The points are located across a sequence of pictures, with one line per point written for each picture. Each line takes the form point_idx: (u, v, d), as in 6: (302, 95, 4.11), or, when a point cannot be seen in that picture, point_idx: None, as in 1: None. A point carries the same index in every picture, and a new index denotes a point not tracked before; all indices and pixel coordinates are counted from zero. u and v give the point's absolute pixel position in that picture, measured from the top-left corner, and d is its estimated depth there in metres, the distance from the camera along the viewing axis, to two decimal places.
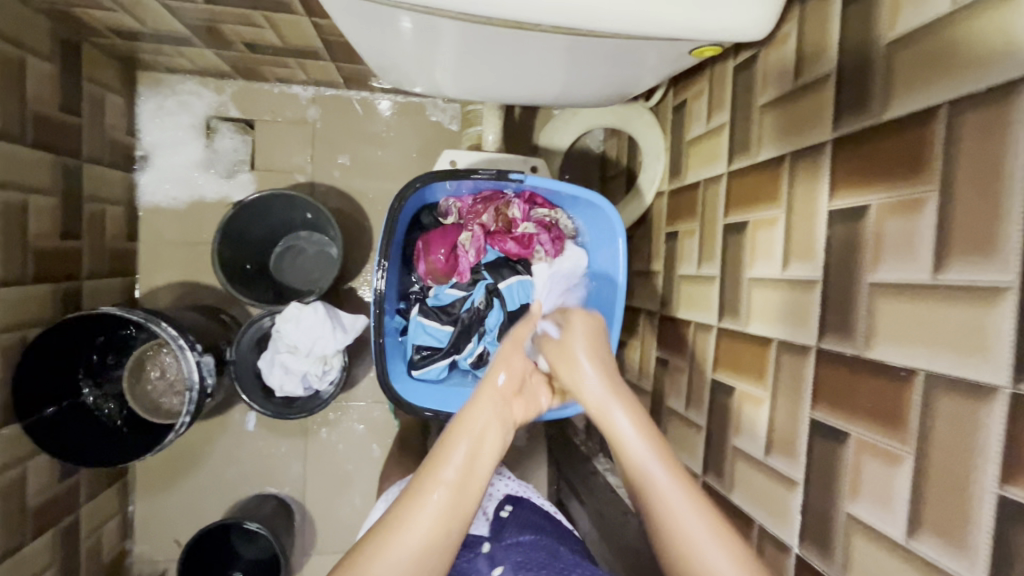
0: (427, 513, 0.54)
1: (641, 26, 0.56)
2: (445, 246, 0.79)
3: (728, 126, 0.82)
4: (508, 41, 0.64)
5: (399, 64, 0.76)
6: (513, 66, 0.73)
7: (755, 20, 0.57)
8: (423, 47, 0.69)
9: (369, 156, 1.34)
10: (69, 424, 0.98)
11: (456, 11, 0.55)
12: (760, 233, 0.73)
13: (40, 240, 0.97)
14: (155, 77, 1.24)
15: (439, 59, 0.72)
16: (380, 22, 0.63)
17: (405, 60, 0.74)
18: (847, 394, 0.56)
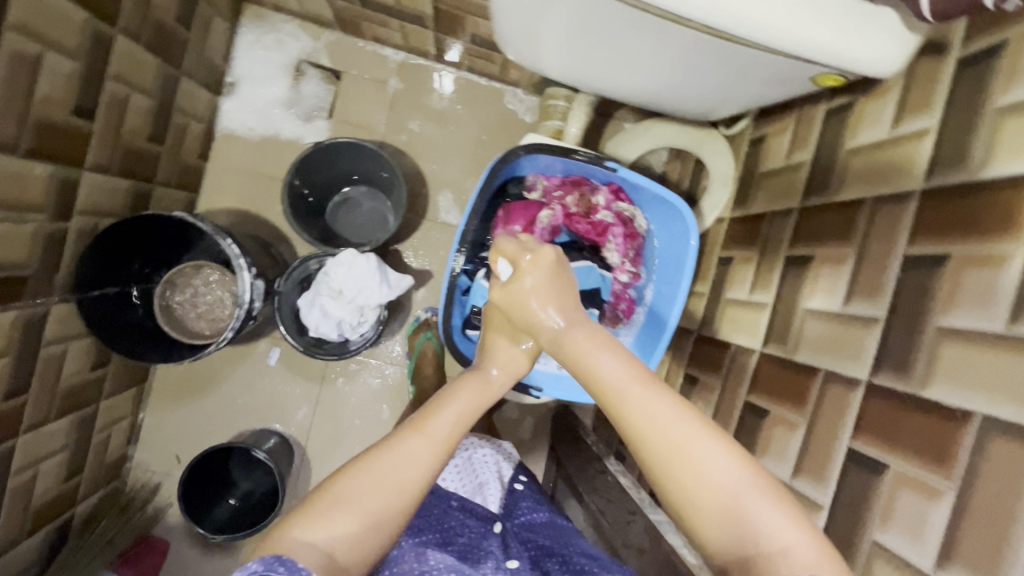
0: (397, 457, 0.62)
1: (779, 41, 0.58)
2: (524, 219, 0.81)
3: (809, 164, 0.85)
4: (640, 27, 0.66)
5: (519, 31, 0.78)
6: (639, 55, 0.74)
7: (887, 58, 0.59)
8: (551, 18, 0.71)
9: (441, 128, 1.38)
10: (100, 313, 0.98)
11: None
12: (824, 268, 0.76)
13: (132, 137, 1.00)
14: (259, 11, 1.29)
15: (561, 33, 0.74)
16: None
17: (529, 28, 0.76)
18: (893, 429, 0.58)
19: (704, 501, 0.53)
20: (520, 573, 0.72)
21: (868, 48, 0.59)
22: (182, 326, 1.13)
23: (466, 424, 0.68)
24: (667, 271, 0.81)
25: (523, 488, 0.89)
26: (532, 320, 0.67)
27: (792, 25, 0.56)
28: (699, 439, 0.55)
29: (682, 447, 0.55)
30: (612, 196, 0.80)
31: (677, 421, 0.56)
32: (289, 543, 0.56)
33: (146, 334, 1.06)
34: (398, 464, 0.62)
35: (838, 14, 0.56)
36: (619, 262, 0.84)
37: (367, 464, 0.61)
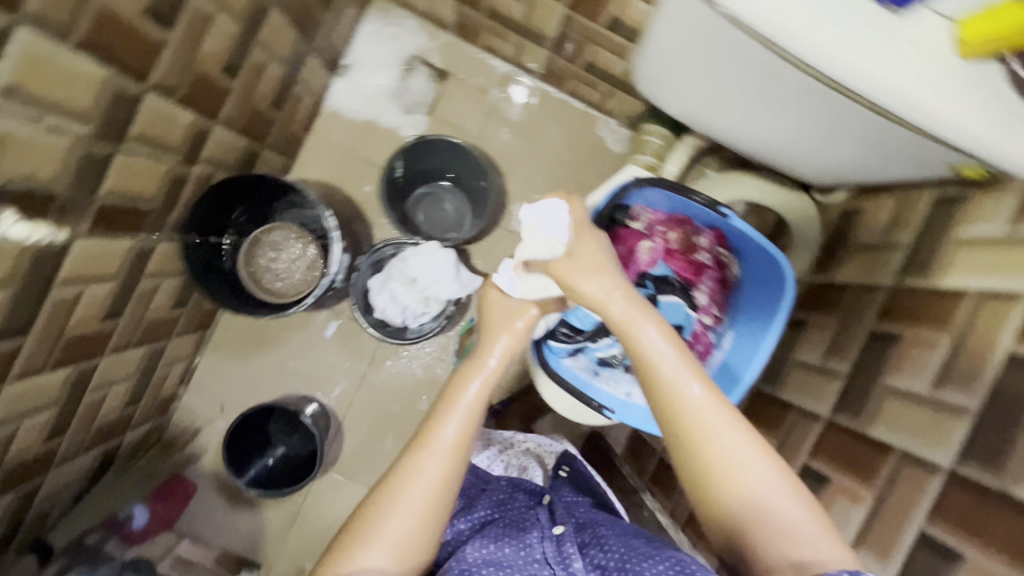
0: (422, 479, 0.70)
1: (942, 130, 0.58)
2: (624, 247, 0.83)
3: (909, 246, 0.86)
4: (792, 88, 0.66)
5: (656, 66, 0.78)
6: (768, 111, 0.75)
7: None
8: (698, 63, 0.71)
9: (531, 142, 1.42)
10: (197, 258, 1.04)
11: (793, 49, 0.56)
12: (913, 349, 0.76)
13: (259, 101, 1.06)
14: (385, 5, 1.36)
15: (701, 79, 0.74)
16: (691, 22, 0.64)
17: (669, 65, 0.75)
18: (978, 523, 0.60)
19: (726, 482, 0.64)
20: (564, 536, 0.75)
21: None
22: (261, 283, 1.17)
23: (469, 433, 0.73)
24: (750, 323, 0.83)
25: (566, 474, 0.96)
26: (578, 289, 0.71)
27: (960, 118, 0.57)
28: (733, 428, 0.64)
29: (714, 435, 0.64)
30: (714, 241, 0.83)
31: (717, 411, 0.64)
32: (349, 573, 0.68)
33: (230, 285, 1.11)
34: (421, 482, 0.70)
35: (998, 113, 0.58)
36: (705, 304, 0.85)
37: (390, 496, 0.70)
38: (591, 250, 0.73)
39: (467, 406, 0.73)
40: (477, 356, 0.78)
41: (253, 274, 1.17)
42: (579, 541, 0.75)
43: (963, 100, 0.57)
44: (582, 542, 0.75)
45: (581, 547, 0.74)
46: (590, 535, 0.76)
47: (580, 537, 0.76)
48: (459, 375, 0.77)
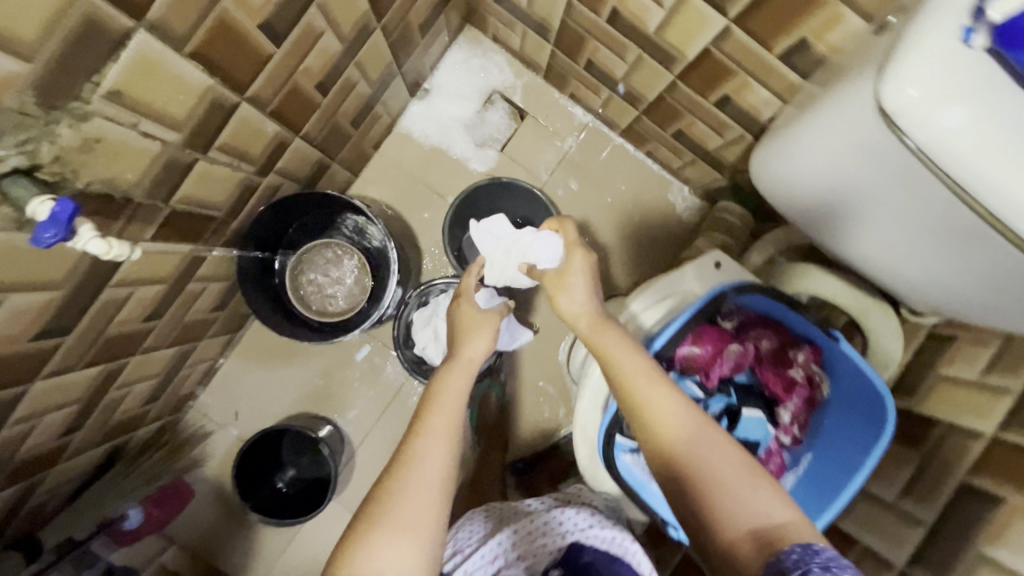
0: (427, 463, 0.71)
1: None
2: (715, 346, 0.79)
3: (1016, 396, 0.76)
4: (947, 233, 0.64)
5: (789, 174, 0.75)
6: (889, 235, 0.72)
7: None
8: (851, 182, 0.68)
9: (599, 197, 1.37)
10: (244, 271, 1.02)
11: (988, 202, 0.54)
12: (1020, 521, 0.68)
13: (341, 117, 1.02)
14: (477, 36, 1.34)
15: (841, 197, 0.71)
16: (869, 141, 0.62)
17: (808, 177, 0.72)
18: None
19: (695, 469, 0.66)
20: None
21: None
22: (308, 300, 1.13)
23: (456, 411, 0.78)
24: (835, 449, 0.78)
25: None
26: (568, 314, 0.80)
27: None
28: (698, 427, 0.67)
29: (675, 431, 0.68)
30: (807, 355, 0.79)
31: (679, 406, 0.69)
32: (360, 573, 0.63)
33: (273, 300, 1.09)
34: (423, 467, 0.71)
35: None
36: (790, 422, 0.81)
37: (396, 495, 0.68)
38: (581, 267, 0.81)
39: (452, 398, 0.79)
40: (457, 356, 0.87)
41: (301, 289, 1.12)
42: None
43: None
44: None
45: None
46: None
47: None
48: (441, 372, 0.84)
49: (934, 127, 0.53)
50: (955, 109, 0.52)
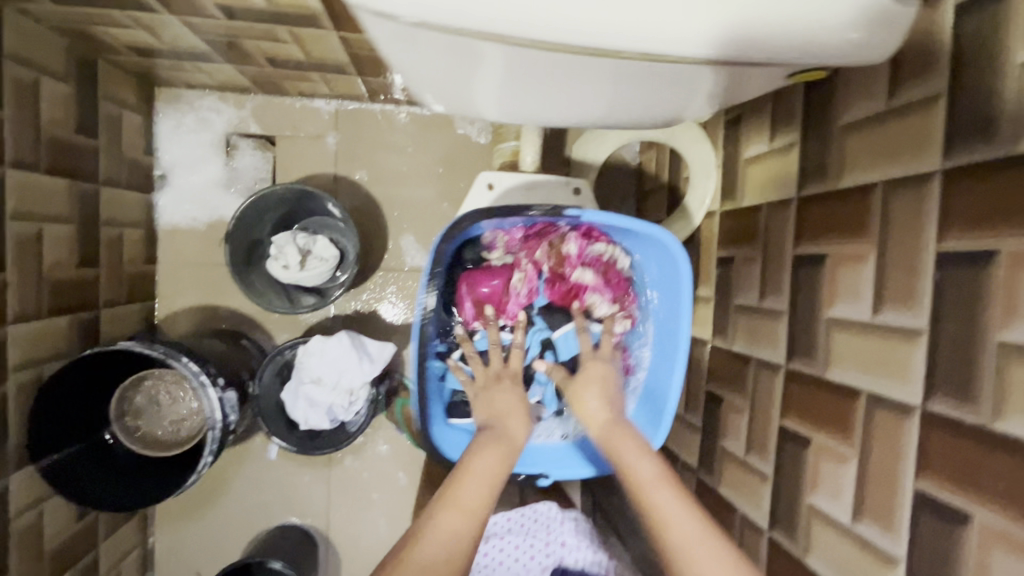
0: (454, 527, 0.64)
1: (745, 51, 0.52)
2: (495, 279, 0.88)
3: (798, 146, 0.74)
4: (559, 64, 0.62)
5: (438, 81, 0.71)
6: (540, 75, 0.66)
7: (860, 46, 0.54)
8: (470, 65, 0.65)
9: (393, 172, 1.27)
10: (68, 477, 0.86)
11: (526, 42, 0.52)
12: (841, 271, 0.64)
13: (56, 271, 0.91)
14: (172, 92, 1.19)
15: (475, 78, 0.68)
16: (423, 42, 0.58)
17: (448, 77, 0.68)
18: (971, 469, 0.48)
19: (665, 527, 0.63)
20: None
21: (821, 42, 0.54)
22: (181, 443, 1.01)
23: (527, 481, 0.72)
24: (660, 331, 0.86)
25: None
26: (586, 410, 0.79)
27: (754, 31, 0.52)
28: (693, 522, 0.63)
29: (649, 494, 0.66)
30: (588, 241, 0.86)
31: (693, 521, 0.63)
32: None
33: (128, 478, 0.94)
34: (450, 529, 0.63)
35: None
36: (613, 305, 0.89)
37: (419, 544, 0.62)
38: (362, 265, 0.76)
39: (641, 470, 0.68)
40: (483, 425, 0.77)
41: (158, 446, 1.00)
42: None
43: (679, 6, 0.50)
44: None
45: None
46: None
47: None
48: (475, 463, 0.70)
49: None
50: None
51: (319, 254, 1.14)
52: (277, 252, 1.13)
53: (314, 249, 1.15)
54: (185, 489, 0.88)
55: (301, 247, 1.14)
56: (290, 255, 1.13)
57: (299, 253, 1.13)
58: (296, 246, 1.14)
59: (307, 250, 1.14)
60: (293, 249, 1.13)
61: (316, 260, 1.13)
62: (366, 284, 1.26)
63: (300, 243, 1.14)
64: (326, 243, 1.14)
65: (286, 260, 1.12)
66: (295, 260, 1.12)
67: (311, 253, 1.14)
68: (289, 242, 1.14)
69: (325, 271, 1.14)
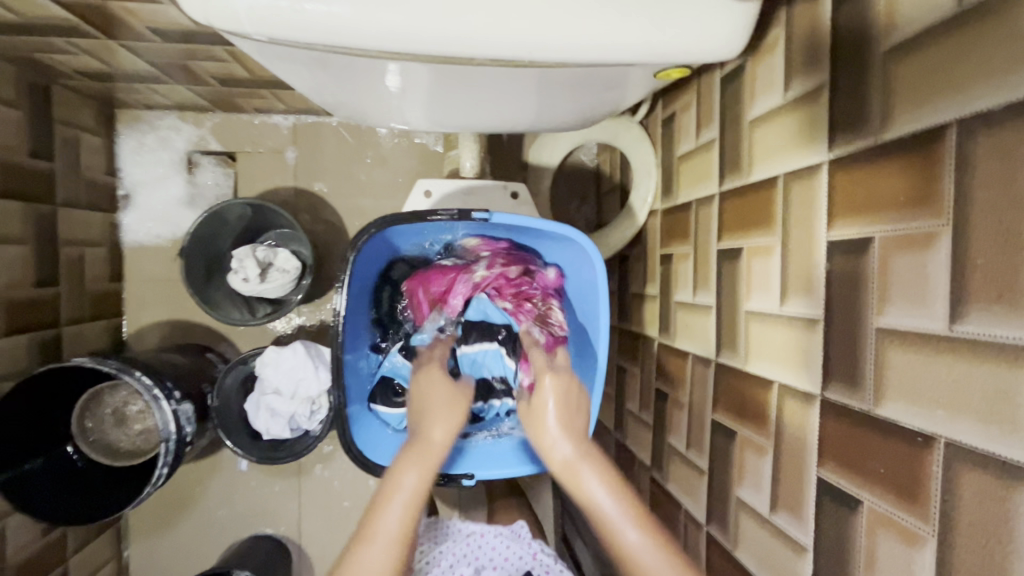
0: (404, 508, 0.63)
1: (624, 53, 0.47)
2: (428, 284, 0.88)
3: (718, 142, 0.75)
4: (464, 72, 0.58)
5: (354, 102, 0.69)
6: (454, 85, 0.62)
7: (725, 36, 0.48)
8: (375, 85, 0.62)
9: (353, 183, 1.29)
10: (27, 491, 0.88)
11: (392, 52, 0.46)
12: (756, 262, 0.65)
13: (12, 291, 0.94)
14: (133, 114, 1.22)
15: (390, 94, 0.65)
16: (314, 64, 0.56)
17: (360, 97, 0.66)
18: (857, 454, 0.48)
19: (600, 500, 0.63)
20: None
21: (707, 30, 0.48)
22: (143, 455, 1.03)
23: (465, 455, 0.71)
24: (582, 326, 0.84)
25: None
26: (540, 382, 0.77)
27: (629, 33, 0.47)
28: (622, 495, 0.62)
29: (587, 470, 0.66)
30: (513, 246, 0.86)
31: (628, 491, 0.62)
32: None
33: (89, 491, 0.96)
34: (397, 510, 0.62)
35: (644, 11, 0.46)
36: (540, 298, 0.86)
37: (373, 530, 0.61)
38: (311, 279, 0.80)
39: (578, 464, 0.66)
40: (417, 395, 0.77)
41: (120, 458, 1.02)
42: None
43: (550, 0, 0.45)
44: None
45: None
46: None
47: None
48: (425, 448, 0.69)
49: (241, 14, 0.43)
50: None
51: (280, 266, 1.17)
52: (237, 265, 1.15)
53: (276, 262, 1.17)
54: (141, 501, 0.90)
55: (262, 259, 1.16)
56: (250, 268, 1.15)
57: (260, 266, 1.16)
58: (257, 258, 1.16)
59: (267, 262, 1.17)
60: (253, 261, 1.15)
61: (276, 272, 1.16)
62: (329, 294, 1.28)
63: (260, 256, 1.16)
64: (287, 255, 1.17)
65: (247, 273, 1.14)
66: (256, 273, 1.14)
67: (273, 265, 1.17)
68: (249, 255, 1.16)
69: (286, 283, 1.16)
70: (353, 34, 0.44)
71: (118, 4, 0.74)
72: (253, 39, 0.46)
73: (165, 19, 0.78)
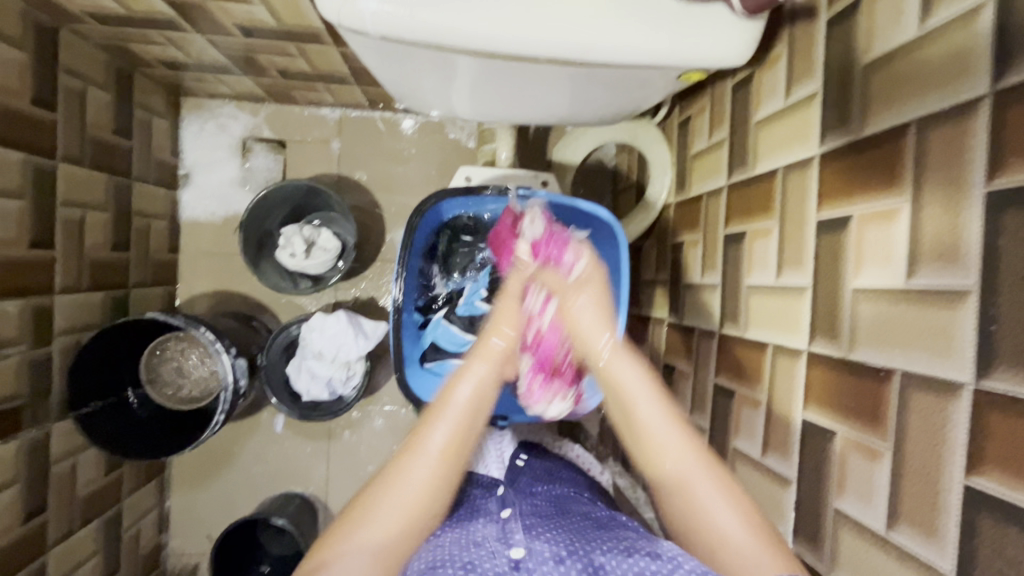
0: (435, 436, 0.69)
1: (648, 58, 0.58)
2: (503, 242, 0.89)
3: (728, 141, 0.86)
4: (515, 70, 0.69)
5: (416, 91, 0.81)
6: (504, 80, 0.73)
7: (736, 49, 0.60)
8: (440, 77, 0.74)
9: (391, 172, 1.41)
10: (97, 429, 0.99)
11: (468, 51, 0.58)
12: (757, 242, 0.76)
13: (94, 252, 1.06)
14: (196, 102, 1.34)
15: (450, 87, 0.77)
16: (395, 57, 0.67)
17: (421, 87, 0.78)
18: (834, 393, 0.59)
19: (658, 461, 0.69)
20: (512, 518, 0.68)
21: (718, 44, 0.59)
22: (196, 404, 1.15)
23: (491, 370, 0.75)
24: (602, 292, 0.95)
25: (525, 463, 0.84)
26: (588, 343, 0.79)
27: (655, 43, 0.58)
28: (662, 424, 0.70)
29: (687, 480, 0.66)
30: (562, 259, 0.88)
31: (692, 458, 0.67)
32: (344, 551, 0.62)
33: (148, 433, 1.07)
34: (423, 456, 0.68)
35: (670, 25, 0.58)
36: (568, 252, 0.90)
37: (406, 457, 0.68)
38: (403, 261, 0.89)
39: (667, 443, 0.69)
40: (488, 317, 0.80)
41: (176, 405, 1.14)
42: (527, 523, 0.68)
43: (596, 19, 0.56)
44: (531, 523, 0.68)
45: (530, 530, 0.66)
46: (539, 519, 0.69)
47: (530, 520, 0.69)
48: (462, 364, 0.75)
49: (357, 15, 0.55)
50: (381, 1, 0.54)
51: (322, 243, 1.27)
52: (286, 241, 1.27)
53: (319, 240, 1.28)
54: (201, 442, 1.01)
55: (307, 237, 1.28)
56: (296, 244, 1.26)
57: (306, 243, 1.27)
58: (303, 236, 1.27)
59: (313, 241, 1.28)
60: (297, 238, 1.26)
61: (319, 249, 1.27)
62: (363, 273, 1.40)
63: (305, 234, 1.28)
64: (329, 234, 1.28)
65: (292, 249, 1.26)
66: (301, 249, 1.25)
67: (316, 244, 1.27)
68: (296, 232, 1.27)
69: (327, 261, 1.26)
70: (449, 36, 0.55)
71: (215, 3, 0.86)
72: (367, 36, 0.58)
73: (250, 17, 0.90)
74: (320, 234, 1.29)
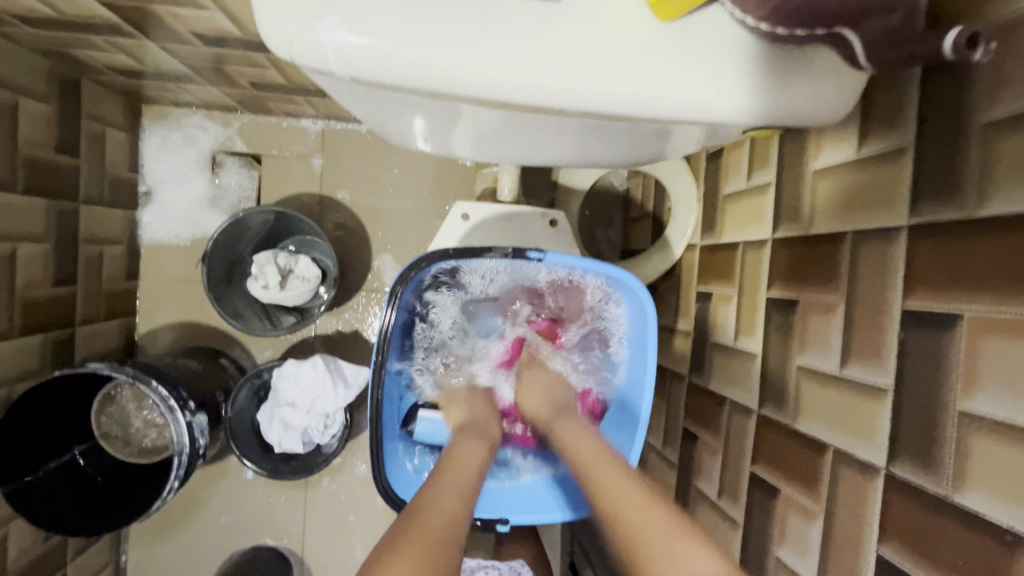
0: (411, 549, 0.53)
1: (703, 111, 0.45)
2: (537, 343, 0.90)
3: (773, 186, 0.72)
4: (524, 117, 0.55)
5: (402, 132, 0.67)
6: (508, 127, 0.59)
7: (814, 103, 0.46)
8: (430, 120, 0.60)
9: (379, 192, 1.26)
10: (32, 500, 0.85)
11: (471, 95, 0.44)
12: (813, 317, 0.63)
13: (29, 290, 0.91)
14: (160, 110, 1.19)
15: (443, 129, 0.63)
16: (373, 98, 0.53)
17: (409, 129, 0.64)
18: (928, 539, 0.47)
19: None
20: None
21: (791, 96, 0.46)
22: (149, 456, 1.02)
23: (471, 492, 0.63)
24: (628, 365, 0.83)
25: None
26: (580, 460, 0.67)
27: (712, 92, 0.44)
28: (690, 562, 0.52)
29: None
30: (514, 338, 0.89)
31: None
32: None
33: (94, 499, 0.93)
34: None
35: (734, 68, 0.44)
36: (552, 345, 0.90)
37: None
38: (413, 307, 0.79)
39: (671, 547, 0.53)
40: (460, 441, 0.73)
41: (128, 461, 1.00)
42: None
43: (638, 59, 0.43)
44: None
45: None
46: None
47: None
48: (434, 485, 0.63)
49: (322, 50, 0.42)
50: (352, 32, 0.41)
51: (299, 274, 1.13)
52: (257, 270, 1.12)
53: (297, 269, 1.14)
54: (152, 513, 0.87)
55: (282, 266, 1.13)
56: (269, 275, 1.11)
57: (281, 273, 1.13)
58: (278, 265, 1.13)
59: (289, 270, 1.14)
60: (269, 268, 1.12)
61: (297, 280, 1.13)
62: (347, 304, 1.26)
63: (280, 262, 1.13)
64: (308, 262, 1.14)
65: (265, 279, 1.11)
66: (275, 280, 1.11)
67: (293, 274, 1.13)
68: (269, 260, 1.12)
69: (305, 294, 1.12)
70: (445, 78, 0.42)
71: (163, 7, 0.71)
72: (335, 76, 0.45)
73: (208, 24, 0.75)
74: (297, 262, 1.15)
